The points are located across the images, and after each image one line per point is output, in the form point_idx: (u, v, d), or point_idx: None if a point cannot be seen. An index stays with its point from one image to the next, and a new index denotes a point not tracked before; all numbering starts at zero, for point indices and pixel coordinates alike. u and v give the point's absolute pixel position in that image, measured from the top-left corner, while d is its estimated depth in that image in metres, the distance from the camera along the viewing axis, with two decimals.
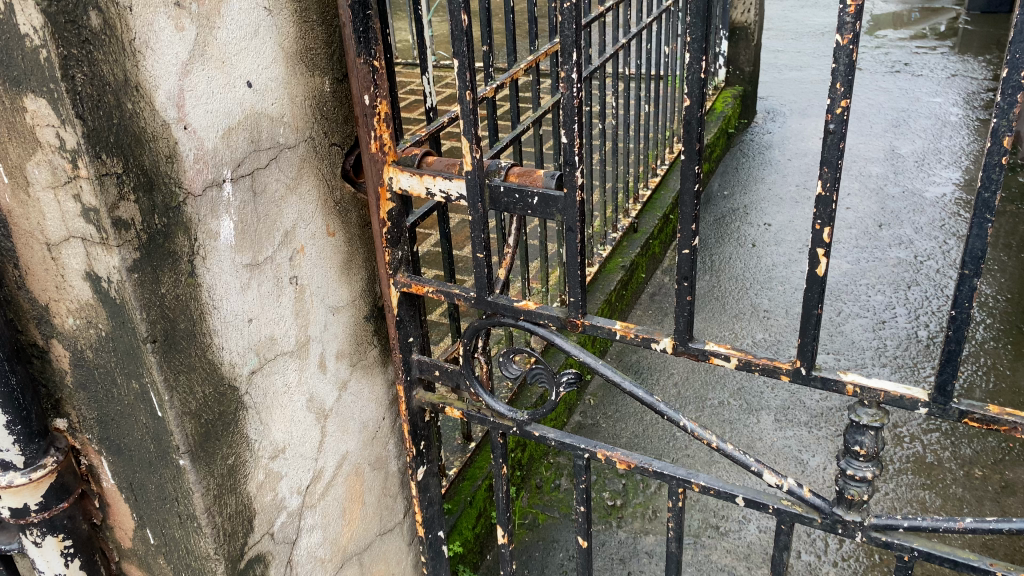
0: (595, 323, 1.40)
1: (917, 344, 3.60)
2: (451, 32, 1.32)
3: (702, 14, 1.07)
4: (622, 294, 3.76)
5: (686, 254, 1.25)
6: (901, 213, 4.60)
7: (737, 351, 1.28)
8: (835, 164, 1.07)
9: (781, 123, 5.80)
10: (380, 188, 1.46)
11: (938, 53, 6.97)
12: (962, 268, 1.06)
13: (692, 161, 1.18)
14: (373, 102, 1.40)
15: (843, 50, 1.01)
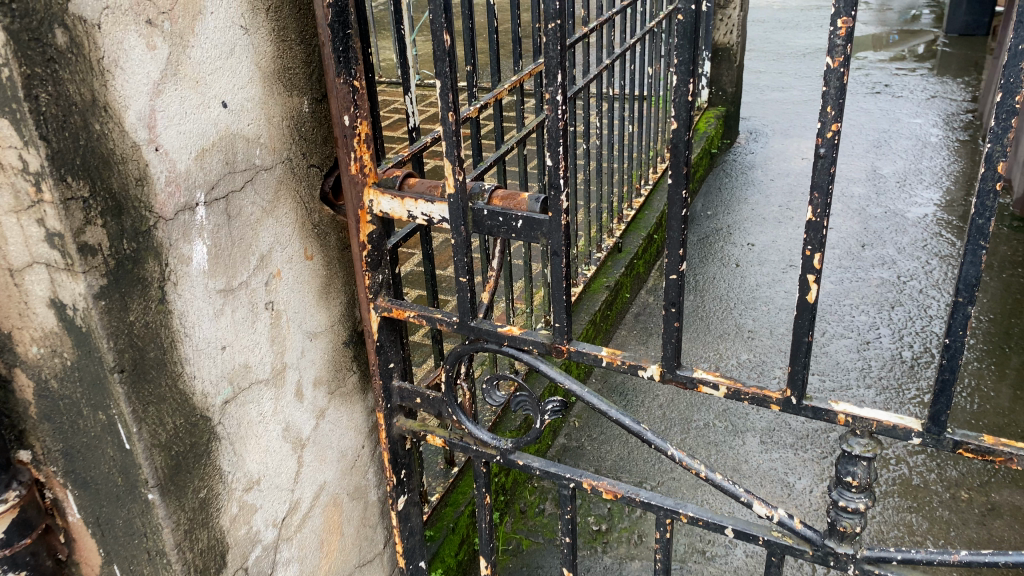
0: (581, 349, 1.35)
1: (902, 365, 3.59)
2: (433, 53, 1.29)
3: (689, 36, 1.05)
4: (607, 314, 3.73)
5: (673, 279, 1.22)
6: (883, 233, 4.62)
7: (726, 379, 1.24)
8: (826, 190, 1.05)
9: (764, 143, 5.83)
10: (360, 210, 1.43)
11: (917, 75, 7.04)
12: (956, 296, 1.04)
13: (679, 185, 1.15)
14: (354, 122, 1.37)
15: (835, 73, 0.98)
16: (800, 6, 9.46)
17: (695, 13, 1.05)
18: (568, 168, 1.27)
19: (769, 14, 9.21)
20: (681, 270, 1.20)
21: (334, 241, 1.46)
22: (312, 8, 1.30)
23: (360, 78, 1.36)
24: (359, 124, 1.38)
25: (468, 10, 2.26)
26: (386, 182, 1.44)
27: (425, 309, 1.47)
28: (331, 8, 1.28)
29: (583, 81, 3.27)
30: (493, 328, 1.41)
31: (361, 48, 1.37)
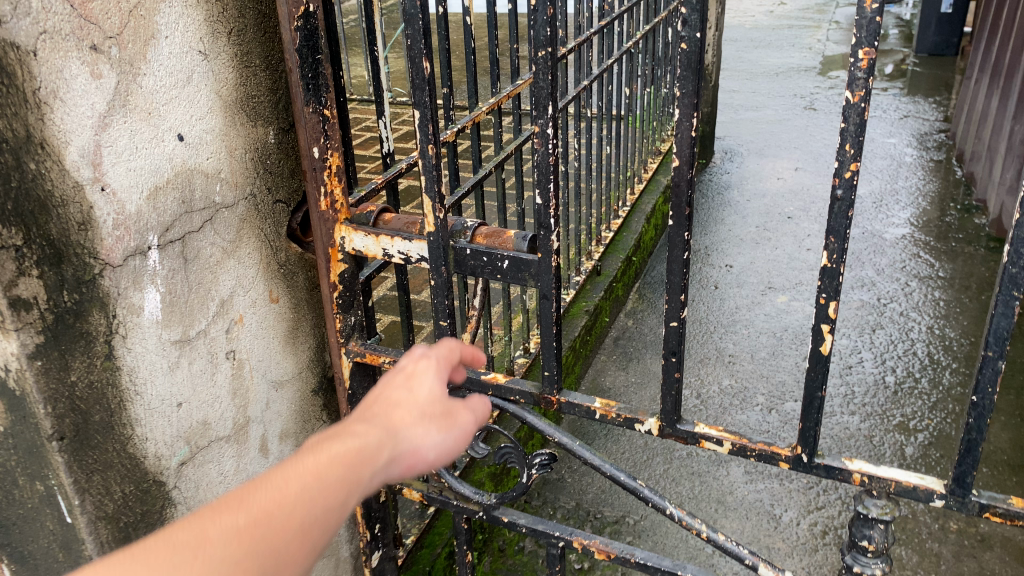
0: (572, 401, 1.27)
1: (885, 391, 3.54)
2: (412, 81, 1.19)
3: (694, 66, 0.99)
4: (586, 340, 3.64)
5: (674, 325, 1.14)
6: (861, 254, 4.60)
7: (731, 434, 1.19)
8: (843, 234, 0.97)
9: (739, 162, 5.80)
10: (330, 248, 1.32)
11: (889, 94, 7.08)
12: (986, 349, 1.01)
13: (681, 228, 1.09)
14: (324, 154, 1.28)
15: (854, 108, 0.90)
16: (772, 25, 9.52)
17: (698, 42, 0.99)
18: (559, 207, 1.19)
19: (742, 33, 9.24)
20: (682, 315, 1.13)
21: (303, 280, 1.39)
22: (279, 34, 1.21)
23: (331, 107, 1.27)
24: (330, 157, 1.29)
25: (444, 30, 2.18)
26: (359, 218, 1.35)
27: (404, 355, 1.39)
28: (300, 32, 1.20)
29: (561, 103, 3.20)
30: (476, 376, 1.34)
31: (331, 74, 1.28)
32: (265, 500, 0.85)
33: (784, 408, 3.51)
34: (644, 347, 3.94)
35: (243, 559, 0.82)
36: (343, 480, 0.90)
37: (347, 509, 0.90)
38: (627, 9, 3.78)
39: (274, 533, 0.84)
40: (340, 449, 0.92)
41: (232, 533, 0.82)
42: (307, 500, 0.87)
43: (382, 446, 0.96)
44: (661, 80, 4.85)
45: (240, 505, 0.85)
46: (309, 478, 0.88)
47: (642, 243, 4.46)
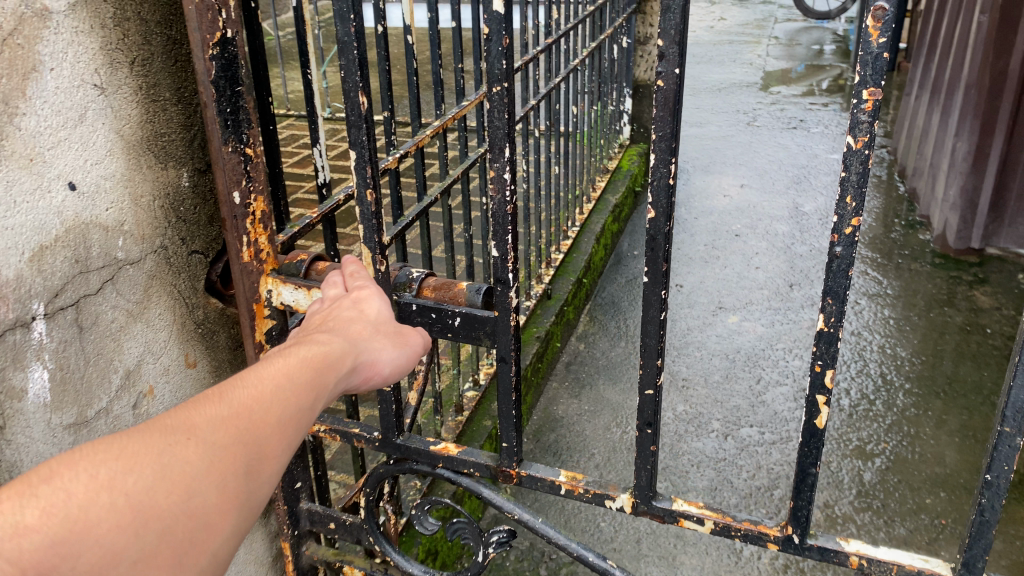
0: (533, 475, 1.41)
1: (840, 413, 3.50)
2: (349, 118, 1.29)
3: (671, 107, 1.10)
4: (538, 367, 3.52)
5: (649, 394, 1.30)
6: (810, 272, 4.61)
7: (710, 513, 1.35)
8: (841, 297, 1.12)
9: (685, 179, 5.78)
10: (255, 303, 1.47)
11: (830, 109, 7.16)
12: (1004, 426, 1.16)
13: (656, 285, 1.22)
14: (246, 197, 1.40)
15: (857, 152, 1.03)
16: (714, 40, 9.60)
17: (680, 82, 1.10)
18: (517, 261, 1.29)
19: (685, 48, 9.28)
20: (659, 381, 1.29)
21: (223, 340, 1.54)
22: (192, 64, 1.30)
23: (252, 145, 1.39)
24: (253, 202, 1.41)
25: (383, 50, 2.06)
26: (286, 269, 1.48)
27: (343, 425, 1.50)
28: (216, 61, 1.30)
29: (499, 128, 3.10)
30: (425, 449, 1.44)
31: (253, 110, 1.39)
32: (243, 395, 0.99)
33: (739, 434, 3.44)
34: (597, 372, 3.82)
35: (229, 443, 0.96)
36: (312, 382, 1.05)
37: (316, 407, 1.05)
38: (573, 27, 3.72)
39: (255, 423, 0.98)
40: (308, 354, 1.07)
41: (218, 422, 0.96)
42: (283, 398, 1.01)
43: (343, 358, 1.11)
44: (607, 98, 4.81)
45: (221, 399, 0.98)
46: (282, 377, 1.03)
47: (593, 263, 4.37)
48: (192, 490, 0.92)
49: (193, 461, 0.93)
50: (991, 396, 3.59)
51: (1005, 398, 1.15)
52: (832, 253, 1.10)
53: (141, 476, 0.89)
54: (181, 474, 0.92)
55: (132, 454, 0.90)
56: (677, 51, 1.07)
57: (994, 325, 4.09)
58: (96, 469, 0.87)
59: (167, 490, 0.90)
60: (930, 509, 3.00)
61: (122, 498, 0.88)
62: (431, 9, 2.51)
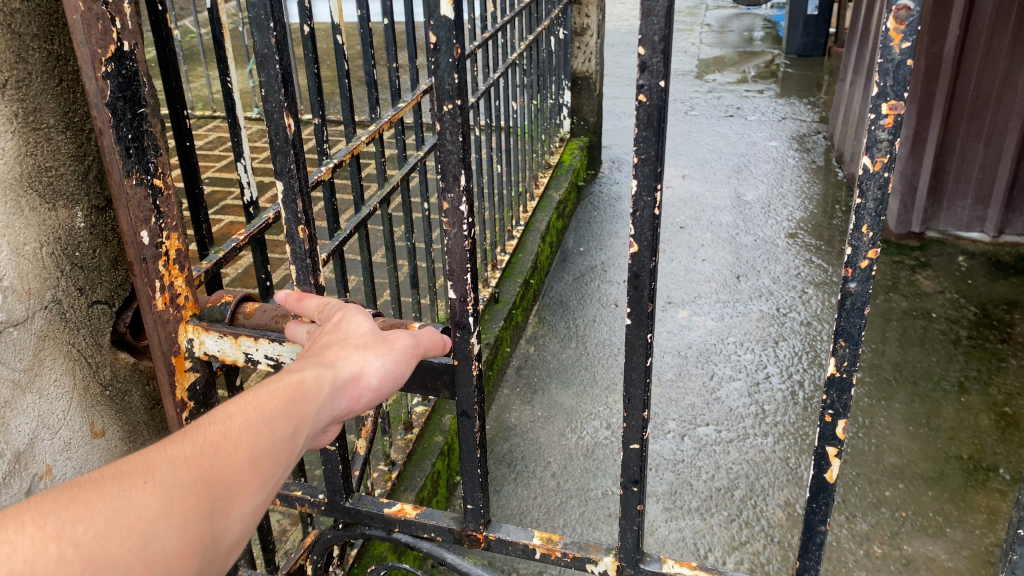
0: (500, 538, 1.49)
1: (795, 407, 3.50)
2: (273, 144, 1.25)
3: (655, 125, 1.08)
4: (488, 375, 3.40)
5: (634, 448, 1.36)
6: (755, 262, 4.59)
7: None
8: (854, 338, 1.14)
9: (627, 172, 5.76)
10: (175, 356, 1.39)
11: (766, 96, 7.17)
12: None
13: (641, 328, 1.24)
14: (156, 236, 1.31)
15: (876, 175, 1.02)
16: None
17: (663, 98, 1.09)
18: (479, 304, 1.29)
19: (619, 37, 9.29)
20: (643, 435, 1.34)
21: (138, 400, 1.50)
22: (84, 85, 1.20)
23: (160, 175, 1.30)
24: (165, 241, 1.32)
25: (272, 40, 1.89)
26: (208, 315, 1.40)
27: (287, 491, 1.60)
28: (112, 80, 1.20)
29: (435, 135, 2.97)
30: (380, 512, 1.54)
31: (159, 134, 1.30)
32: (208, 431, 0.91)
33: (696, 434, 3.37)
34: (549, 376, 3.71)
35: (194, 482, 0.87)
36: (287, 413, 0.97)
37: (293, 439, 0.96)
38: (511, 20, 3.59)
39: (223, 458, 0.90)
40: (281, 383, 0.99)
41: (183, 459, 0.88)
42: (254, 431, 0.93)
43: (322, 383, 1.03)
44: (546, 91, 4.71)
45: (184, 438, 0.90)
46: (251, 409, 0.94)
47: (539, 263, 4.27)
48: (151, 536, 0.82)
49: (151, 504, 0.83)
50: (942, 381, 3.59)
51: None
52: (846, 290, 1.11)
53: (93, 523, 0.80)
54: (138, 520, 0.82)
55: (83, 501, 0.81)
56: (660, 62, 1.05)
57: (939, 309, 4.11)
58: (43, 517, 0.78)
59: (121, 538, 0.80)
60: (891, 502, 2.97)
61: (71, 548, 0.78)
62: (361, 6, 2.35)
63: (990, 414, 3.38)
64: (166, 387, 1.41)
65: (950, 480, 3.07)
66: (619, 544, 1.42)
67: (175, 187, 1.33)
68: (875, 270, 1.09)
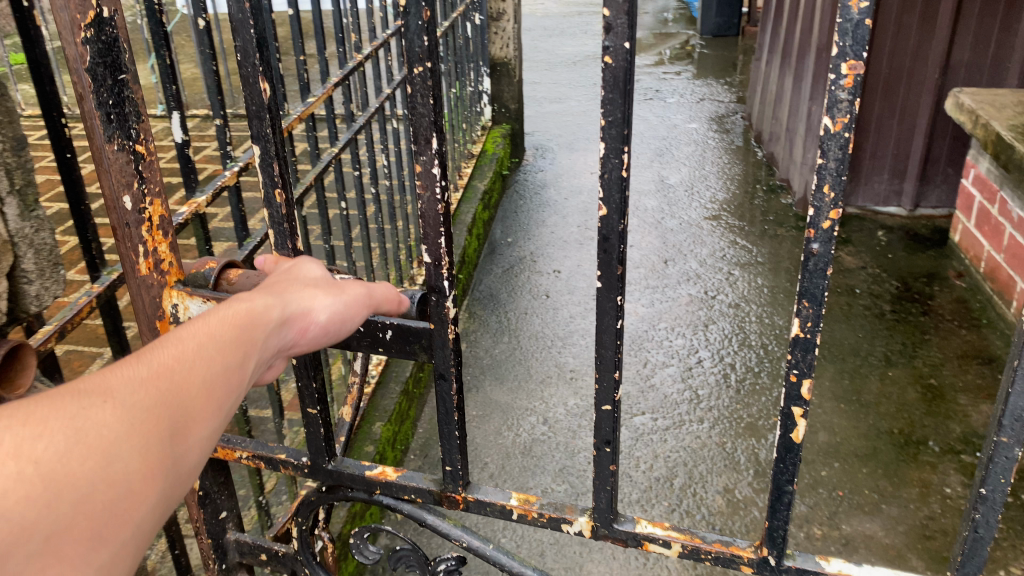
0: (478, 497, 1.60)
1: (728, 391, 3.49)
2: (249, 109, 1.35)
3: (620, 86, 1.17)
4: (418, 376, 3.27)
5: (607, 411, 1.46)
6: (682, 245, 4.58)
7: (677, 536, 1.52)
8: (817, 299, 1.22)
9: (551, 159, 5.68)
10: (159, 320, 1.47)
11: (683, 78, 7.19)
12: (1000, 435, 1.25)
13: (611, 292, 1.34)
14: (139, 201, 1.38)
15: (836, 136, 1.09)
16: (562, 13, 9.54)
17: (627, 60, 1.17)
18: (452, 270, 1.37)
19: (535, 21, 9.21)
20: (615, 396, 1.43)
21: None
22: (64, 49, 1.25)
23: (142, 140, 1.36)
24: (147, 206, 1.39)
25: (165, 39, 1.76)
26: (192, 280, 1.47)
27: (271, 451, 1.68)
28: (90, 45, 1.25)
29: (350, 128, 2.85)
30: (363, 474, 1.63)
31: (141, 99, 1.36)
32: (164, 355, 0.93)
33: (633, 423, 3.33)
34: (481, 373, 3.62)
35: (154, 403, 0.89)
36: (237, 341, 1.01)
37: (244, 366, 1.01)
38: None
39: (180, 381, 0.92)
40: (230, 315, 1.04)
41: (145, 379, 0.89)
42: (210, 356, 0.96)
43: (268, 315, 1.09)
44: (464, 79, 4.61)
45: (139, 361, 0.91)
46: (204, 337, 0.98)
47: (467, 255, 4.17)
48: (113, 455, 0.83)
49: (112, 423, 0.84)
50: (868, 356, 3.64)
51: (1003, 407, 1.26)
52: (809, 251, 1.18)
53: (55, 440, 0.80)
54: (100, 438, 0.83)
55: (43, 418, 0.81)
56: (625, 22, 1.13)
57: (862, 284, 4.17)
58: (3, 434, 0.77)
59: (84, 455, 0.81)
60: (827, 483, 2.98)
61: (30, 466, 0.77)
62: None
63: (917, 387, 3.43)
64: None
65: (883, 455, 3.10)
66: (595, 505, 1.53)
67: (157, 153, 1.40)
68: (837, 231, 1.15)
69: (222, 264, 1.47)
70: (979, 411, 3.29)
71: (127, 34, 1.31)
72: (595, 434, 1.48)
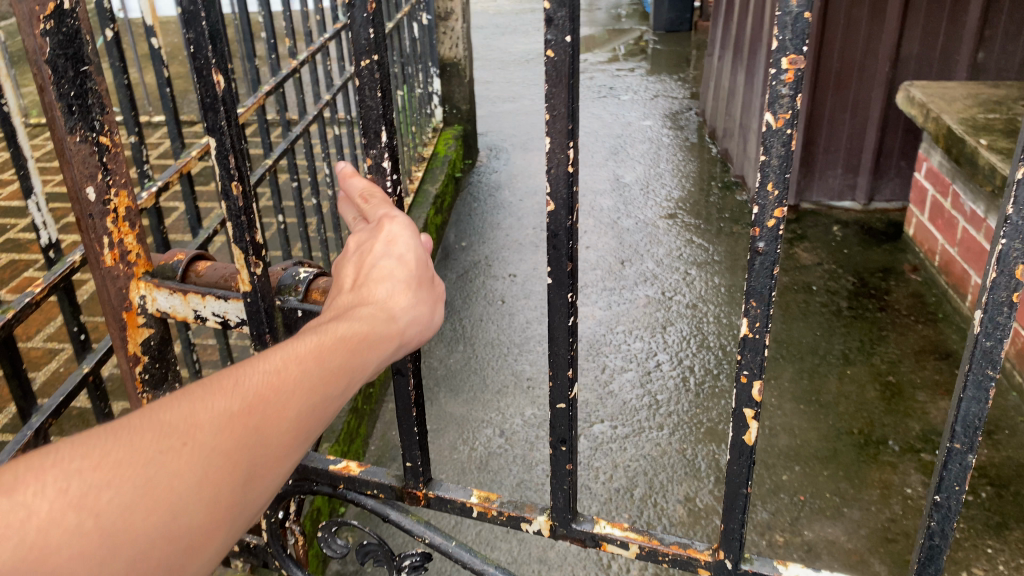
0: (435, 493, 1.65)
1: (688, 395, 3.43)
2: (201, 98, 1.28)
3: (564, 80, 1.13)
4: (369, 391, 3.16)
5: (561, 409, 1.44)
6: (638, 245, 4.52)
7: (635, 537, 1.50)
8: (764, 297, 1.15)
9: (505, 160, 5.59)
10: (127, 313, 1.56)
11: (636, 74, 7.13)
12: (954, 442, 1.19)
13: (562, 288, 1.30)
14: (104, 193, 1.43)
15: (779, 131, 1.03)
16: (515, 10, 9.44)
17: (572, 54, 1.13)
18: None
19: (487, 19, 9.11)
20: (569, 394, 1.41)
21: None
22: (24, 41, 1.28)
23: (105, 132, 1.40)
24: (113, 198, 1.45)
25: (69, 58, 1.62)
26: (160, 272, 1.57)
27: None
28: (51, 37, 1.28)
29: (287, 137, 2.74)
30: (327, 469, 1.69)
31: (106, 92, 1.40)
32: (250, 394, 1.01)
33: (591, 433, 3.26)
34: (436, 382, 3.53)
35: (229, 448, 0.97)
36: (327, 376, 1.07)
37: (327, 403, 1.08)
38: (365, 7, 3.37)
39: (259, 423, 1.00)
40: (325, 344, 1.10)
41: (215, 426, 0.97)
42: (293, 397, 1.04)
43: (362, 343, 1.13)
44: (411, 81, 4.51)
45: (228, 399, 0.99)
46: (296, 373, 1.05)
47: None
48: (177, 505, 0.92)
49: (184, 473, 0.94)
50: (827, 355, 3.60)
51: (954, 414, 1.18)
52: (755, 249, 1.12)
53: (120, 491, 0.89)
54: (168, 488, 0.92)
55: (119, 465, 0.90)
56: (567, 16, 1.09)
57: (819, 281, 4.14)
58: (70, 483, 0.87)
59: (150, 505, 0.90)
60: (788, 487, 2.94)
61: (91, 519, 0.87)
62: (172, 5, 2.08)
63: (876, 385, 3.40)
64: (119, 343, 1.59)
65: (843, 457, 3.06)
66: (552, 504, 1.53)
67: (123, 146, 1.44)
68: (782, 230, 1.10)
69: (191, 258, 1.61)
70: (938, 407, 3.27)
71: (90, 27, 1.35)
72: (549, 433, 1.46)
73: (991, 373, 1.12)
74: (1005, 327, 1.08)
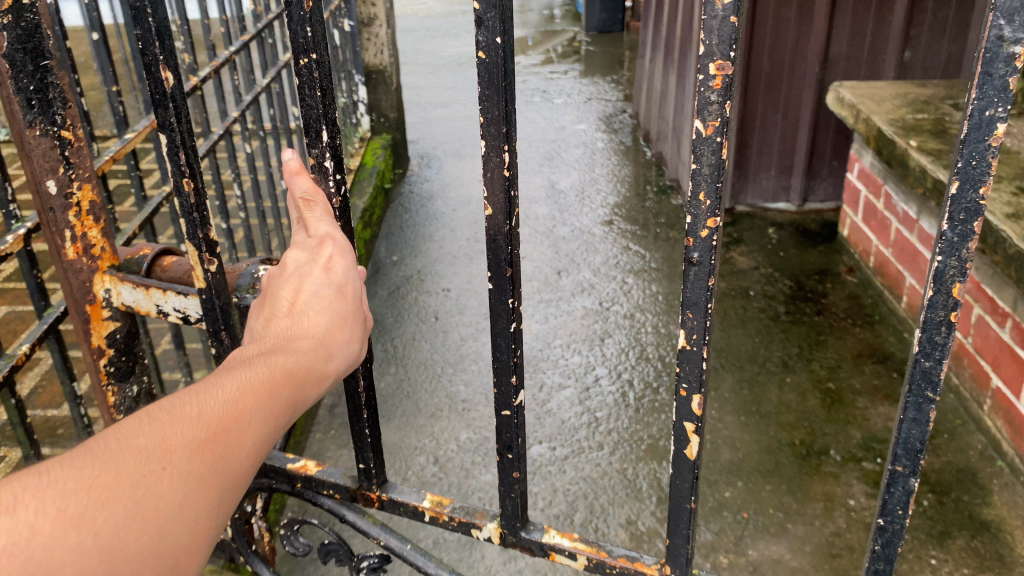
0: (391, 495, 1.51)
1: (627, 411, 3.33)
2: (152, 97, 1.22)
3: (497, 82, 1.02)
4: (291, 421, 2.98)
5: (507, 415, 1.31)
6: (574, 254, 4.41)
7: (583, 547, 1.36)
8: (702, 307, 1.03)
9: (437, 168, 5.44)
10: (91, 304, 1.57)
11: (570, 76, 7.06)
12: (896, 465, 1.09)
13: (503, 292, 1.18)
14: (66, 187, 1.45)
15: (710, 139, 0.92)
16: (445, 12, 9.28)
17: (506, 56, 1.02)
18: None
19: (418, 23, 8.94)
20: (514, 401, 1.28)
21: None
22: None
23: (69, 127, 1.42)
24: (75, 192, 1.47)
25: None
26: (125, 266, 1.59)
27: None
28: (9, 32, 1.29)
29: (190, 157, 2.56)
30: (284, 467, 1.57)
31: (66, 87, 1.40)
32: (220, 414, 0.98)
33: (530, 455, 3.14)
34: None
35: (205, 470, 0.94)
36: (288, 399, 1.06)
37: (285, 427, 1.06)
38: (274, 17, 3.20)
39: (232, 445, 0.97)
40: (284, 367, 1.08)
41: (190, 448, 0.93)
42: (261, 418, 1.01)
43: (316, 368, 1.12)
44: None
45: (199, 420, 0.96)
46: (262, 395, 1.03)
47: None
48: (164, 527, 0.88)
49: (168, 494, 0.89)
50: (765, 363, 3.54)
51: (895, 436, 1.08)
52: (689, 260, 1.01)
53: (113, 512, 0.85)
54: (155, 509, 0.88)
55: (105, 485, 0.86)
56: (497, 18, 0.98)
57: (755, 285, 4.09)
58: (65, 502, 0.82)
59: (140, 527, 0.86)
60: (731, 504, 2.86)
61: (89, 537, 0.82)
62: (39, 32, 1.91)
63: (816, 393, 3.35)
64: (82, 335, 1.60)
65: (786, 469, 2.99)
66: (500, 511, 1.39)
67: (85, 141, 1.47)
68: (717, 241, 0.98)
69: (155, 253, 1.64)
70: (878, 413, 3.23)
71: (50, 23, 1.34)
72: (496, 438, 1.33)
73: (931, 396, 1.02)
74: (945, 348, 0.98)
